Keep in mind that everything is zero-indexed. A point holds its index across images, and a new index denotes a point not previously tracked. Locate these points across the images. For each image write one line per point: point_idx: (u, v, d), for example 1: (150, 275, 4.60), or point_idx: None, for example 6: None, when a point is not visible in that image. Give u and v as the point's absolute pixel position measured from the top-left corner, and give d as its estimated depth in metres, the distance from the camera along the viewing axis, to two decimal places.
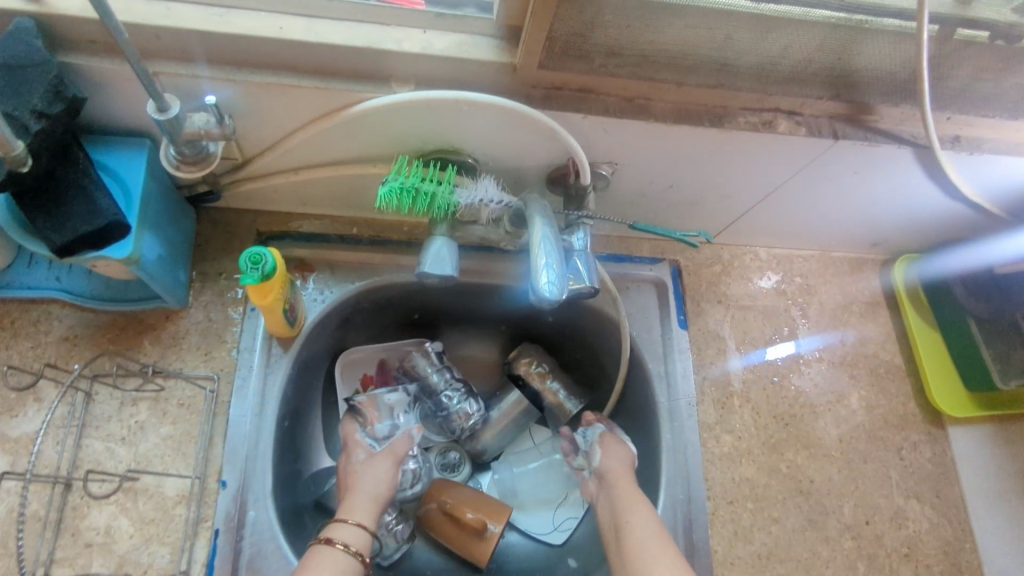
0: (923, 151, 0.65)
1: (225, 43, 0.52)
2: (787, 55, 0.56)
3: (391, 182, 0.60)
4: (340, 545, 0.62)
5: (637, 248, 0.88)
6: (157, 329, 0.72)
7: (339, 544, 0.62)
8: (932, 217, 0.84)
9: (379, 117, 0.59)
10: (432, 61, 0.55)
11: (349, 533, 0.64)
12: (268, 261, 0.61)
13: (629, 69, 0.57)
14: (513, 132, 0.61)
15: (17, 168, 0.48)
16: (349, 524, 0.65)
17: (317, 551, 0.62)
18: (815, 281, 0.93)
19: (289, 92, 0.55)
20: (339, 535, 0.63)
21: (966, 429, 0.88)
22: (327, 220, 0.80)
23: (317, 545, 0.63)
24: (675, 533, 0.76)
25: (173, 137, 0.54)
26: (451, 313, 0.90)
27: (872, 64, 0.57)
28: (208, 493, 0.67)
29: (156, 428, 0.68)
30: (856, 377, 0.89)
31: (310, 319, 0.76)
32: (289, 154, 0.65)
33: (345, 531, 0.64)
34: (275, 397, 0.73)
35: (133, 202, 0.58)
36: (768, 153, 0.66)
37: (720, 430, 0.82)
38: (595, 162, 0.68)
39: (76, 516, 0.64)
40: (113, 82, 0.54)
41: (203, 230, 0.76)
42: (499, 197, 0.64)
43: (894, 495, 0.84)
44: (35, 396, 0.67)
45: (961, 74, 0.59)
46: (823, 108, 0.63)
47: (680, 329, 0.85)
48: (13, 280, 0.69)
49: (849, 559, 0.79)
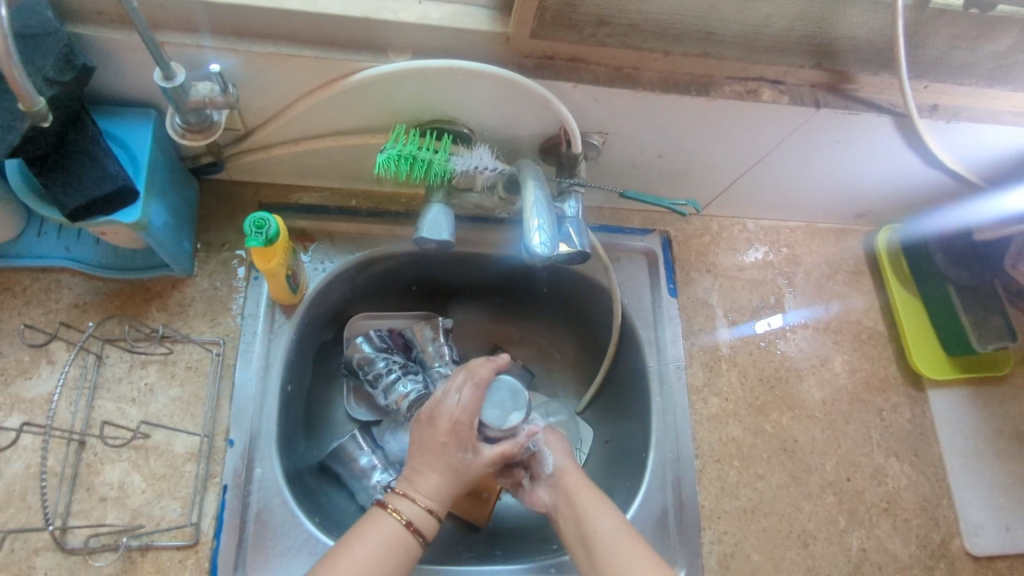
0: (901, 119, 0.68)
1: (228, 14, 0.54)
2: (770, 23, 0.58)
3: (389, 149, 0.63)
4: (396, 515, 0.62)
5: (628, 220, 0.91)
6: (164, 296, 0.74)
7: (393, 512, 0.62)
8: (914, 187, 0.87)
9: (377, 86, 0.61)
10: (428, 30, 0.57)
11: (412, 510, 0.62)
12: (272, 225, 0.63)
13: (618, 38, 0.59)
14: (506, 101, 0.64)
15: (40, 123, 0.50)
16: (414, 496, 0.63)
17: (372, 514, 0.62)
18: (801, 251, 0.96)
19: (290, 62, 0.57)
20: (404, 510, 0.62)
21: (945, 391, 0.92)
22: (327, 193, 0.83)
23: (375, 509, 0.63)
24: (665, 489, 0.80)
25: (178, 106, 0.56)
26: (448, 285, 0.93)
27: (851, 31, 0.60)
28: (216, 452, 0.70)
29: (166, 390, 0.71)
30: (840, 342, 0.92)
31: (312, 287, 0.79)
32: (291, 124, 0.68)
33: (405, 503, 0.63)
34: (280, 360, 0.75)
35: (140, 169, 0.60)
36: (753, 121, 0.69)
37: (707, 392, 0.85)
38: (586, 132, 0.70)
39: (91, 472, 0.67)
40: (121, 53, 0.56)
41: (205, 202, 0.79)
42: (493, 164, 0.67)
43: (874, 453, 0.87)
44: (48, 358, 0.70)
45: (937, 41, 0.61)
46: (805, 77, 0.65)
47: (669, 296, 0.88)
48: (23, 249, 0.71)
49: (831, 513, 0.83)
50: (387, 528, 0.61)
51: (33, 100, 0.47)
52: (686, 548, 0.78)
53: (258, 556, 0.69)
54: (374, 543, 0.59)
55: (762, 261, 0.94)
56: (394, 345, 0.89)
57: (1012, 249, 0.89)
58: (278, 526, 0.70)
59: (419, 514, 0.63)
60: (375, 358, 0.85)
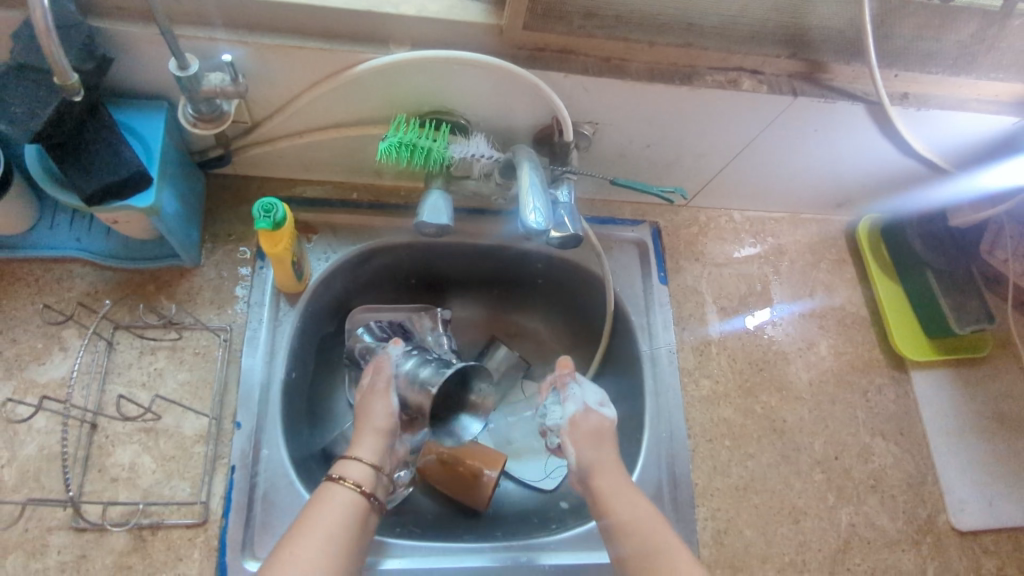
0: (874, 107, 0.72)
1: (239, 8, 0.58)
2: (746, 13, 0.63)
3: (390, 138, 0.66)
4: (353, 486, 0.64)
5: (619, 211, 0.94)
6: (172, 285, 0.77)
7: (347, 483, 0.64)
8: (890, 175, 0.91)
9: (379, 76, 0.65)
10: (426, 23, 0.61)
11: (358, 471, 0.65)
12: (280, 210, 0.67)
13: (605, 29, 0.63)
14: (501, 90, 0.68)
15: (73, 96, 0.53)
16: (358, 460, 0.66)
17: (327, 488, 0.64)
18: (785, 241, 0.99)
19: (297, 54, 0.61)
20: (351, 474, 0.65)
21: (927, 373, 0.95)
22: (329, 187, 0.86)
23: (327, 483, 0.64)
24: (659, 468, 0.83)
25: (192, 94, 0.59)
26: (447, 277, 0.96)
27: (821, 21, 0.64)
28: (224, 434, 0.72)
29: (175, 375, 0.73)
30: (825, 327, 0.95)
31: (315, 276, 0.81)
32: (296, 116, 0.71)
33: (353, 469, 0.65)
34: (284, 346, 0.78)
35: (153, 156, 0.64)
36: (735, 110, 0.72)
37: (699, 375, 0.88)
38: (577, 123, 0.74)
39: (103, 454, 0.69)
40: (137, 46, 0.59)
41: (212, 196, 0.82)
42: (489, 152, 0.70)
43: (860, 432, 0.90)
44: (61, 345, 0.72)
45: (904, 31, 0.66)
46: (782, 67, 0.69)
47: (660, 284, 0.91)
48: (36, 241, 0.74)
49: (820, 489, 0.86)
50: (345, 498, 0.63)
51: (67, 75, 0.51)
52: (681, 524, 0.80)
53: (265, 534, 0.70)
54: (334, 514, 0.61)
55: (756, 256, 0.97)
56: (394, 334, 0.89)
57: (987, 236, 0.92)
58: (284, 506, 0.71)
59: (367, 476, 0.66)
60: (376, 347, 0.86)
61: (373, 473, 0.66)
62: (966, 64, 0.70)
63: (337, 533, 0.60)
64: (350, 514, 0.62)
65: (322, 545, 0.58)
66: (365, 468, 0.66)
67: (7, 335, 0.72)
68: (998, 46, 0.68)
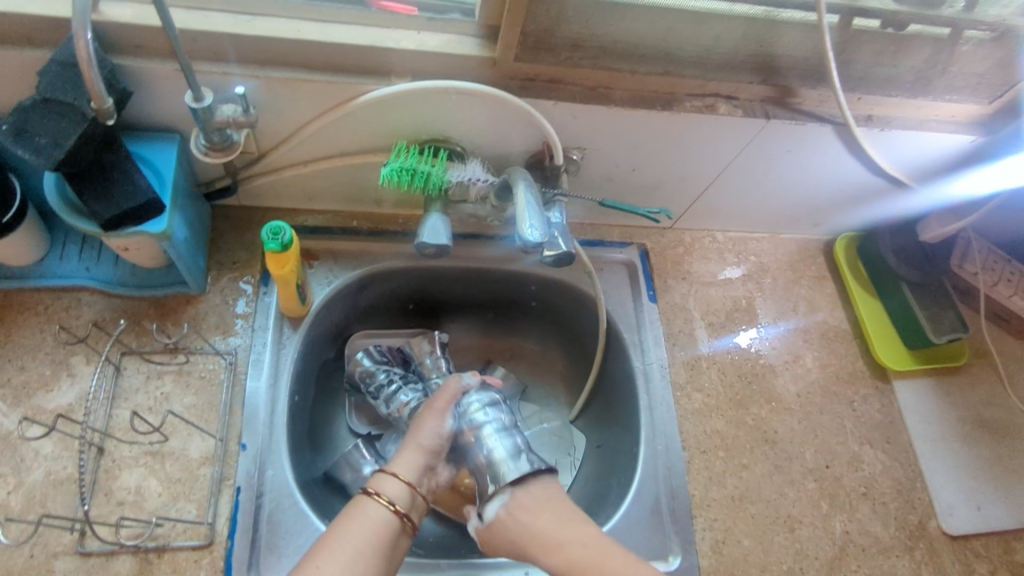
0: (841, 128, 0.77)
1: (253, 46, 0.63)
2: (719, 43, 0.68)
3: (392, 163, 0.71)
4: (386, 504, 0.63)
5: (608, 234, 0.99)
6: (178, 311, 0.79)
7: (380, 498, 0.64)
8: (861, 194, 0.97)
9: (381, 106, 0.70)
10: (425, 56, 0.66)
11: (394, 488, 0.65)
12: (287, 232, 0.71)
13: (590, 60, 0.69)
14: (495, 117, 0.73)
15: (103, 121, 0.55)
16: (394, 477, 0.66)
17: (359, 502, 0.64)
18: (767, 260, 1.04)
19: (304, 87, 0.66)
20: (387, 490, 0.65)
21: (909, 382, 0.98)
22: (330, 215, 0.89)
23: (361, 497, 0.64)
24: (656, 480, 0.84)
25: (205, 125, 0.63)
26: (443, 302, 0.99)
27: (787, 49, 0.70)
28: (230, 455, 0.73)
29: (181, 399, 0.75)
30: (809, 340, 0.99)
31: (318, 301, 0.84)
32: (300, 146, 0.75)
33: (388, 486, 0.65)
34: (288, 369, 0.79)
35: (165, 184, 0.67)
36: (714, 134, 0.78)
37: (691, 389, 0.91)
38: (567, 148, 0.78)
39: (109, 478, 0.70)
40: (155, 80, 0.63)
41: (217, 225, 0.85)
42: (484, 176, 0.74)
43: (849, 441, 0.93)
44: (68, 371, 0.74)
45: (863, 58, 0.72)
46: (755, 92, 0.75)
47: (649, 302, 0.95)
48: (47, 270, 0.77)
49: (813, 498, 0.88)
50: (376, 514, 0.62)
51: (102, 99, 0.53)
52: (680, 535, 0.82)
53: (270, 556, 0.70)
54: (363, 530, 0.60)
55: (738, 276, 1.01)
56: (393, 359, 0.92)
57: (957, 251, 0.98)
58: (289, 527, 0.72)
59: (401, 494, 0.65)
60: (375, 371, 0.89)
61: (408, 491, 0.66)
62: (922, 87, 0.76)
63: (363, 549, 0.59)
64: (377, 531, 0.61)
65: (347, 561, 0.58)
66: (400, 487, 0.65)
67: (16, 363, 0.73)
68: (949, 71, 0.74)
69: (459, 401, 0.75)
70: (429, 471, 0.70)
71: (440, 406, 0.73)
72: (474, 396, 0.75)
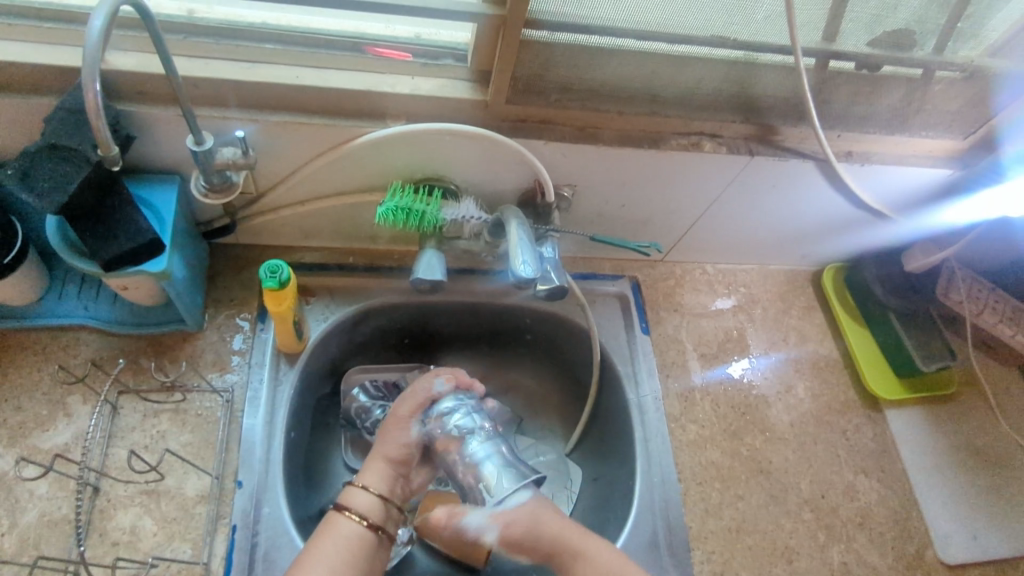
0: (822, 164, 0.80)
1: (252, 91, 0.65)
2: (701, 85, 0.71)
3: (388, 203, 0.73)
4: (357, 518, 0.67)
5: (600, 268, 1.00)
6: (176, 349, 0.80)
7: (350, 513, 0.67)
8: (846, 228, 0.99)
9: (376, 147, 0.72)
10: (419, 99, 0.69)
11: (364, 501, 0.69)
12: (285, 270, 0.73)
13: (579, 102, 0.71)
14: (487, 156, 0.75)
15: (110, 168, 0.54)
16: (365, 491, 0.69)
17: (332, 517, 0.67)
18: (757, 291, 1.06)
19: (301, 129, 0.68)
20: (356, 505, 0.68)
21: (901, 411, 0.99)
22: (326, 253, 0.91)
23: (333, 513, 0.68)
24: (653, 513, 0.84)
25: (206, 168, 0.65)
26: (438, 337, 0.99)
27: (767, 90, 0.73)
28: (226, 493, 0.73)
29: (177, 437, 0.75)
30: (801, 370, 1.00)
31: (314, 337, 0.85)
32: (298, 187, 0.77)
33: (358, 500, 0.69)
34: (286, 404, 0.80)
35: (166, 225, 0.69)
36: (699, 171, 0.80)
37: (685, 420, 0.92)
38: (558, 185, 0.80)
39: (104, 518, 0.69)
40: (158, 125, 0.66)
41: (214, 263, 0.86)
42: (477, 214, 0.76)
43: (844, 471, 0.93)
44: (65, 411, 0.74)
45: (840, 98, 0.75)
46: (738, 131, 0.77)
47: (642, 334, 0.96)
48: (44, 310, 0.77)
49: (810, 529, 0.88)
50: (349, 529, 0.66)
51: (109, 147, 0.53)
52: (678, 569, 0.81)
53: None
54: (340, 546, 0.64)
55: (729, 308, 1.03)
56: (389, 394, 0.93)
57: (941, 281, 1.00)
58: (284, 566, 0.71)
59: (373, 506, 0.69)
60: (371, 407, 0.91)
61: (380, 503, 0.69)
62: (898, 124, 0.79)
63: (339, 565, 0.63)
64: (350, 546, 0.65)
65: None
66: (371, 500, 0.69)
67: (12, 403, 0.74)
68: (923, 108, 0.78)
69: (430, 408, 0.76)
70: (400, 479, 0.73)
71: (407, 410, 0.76)
72: (451, 399, 0.77)
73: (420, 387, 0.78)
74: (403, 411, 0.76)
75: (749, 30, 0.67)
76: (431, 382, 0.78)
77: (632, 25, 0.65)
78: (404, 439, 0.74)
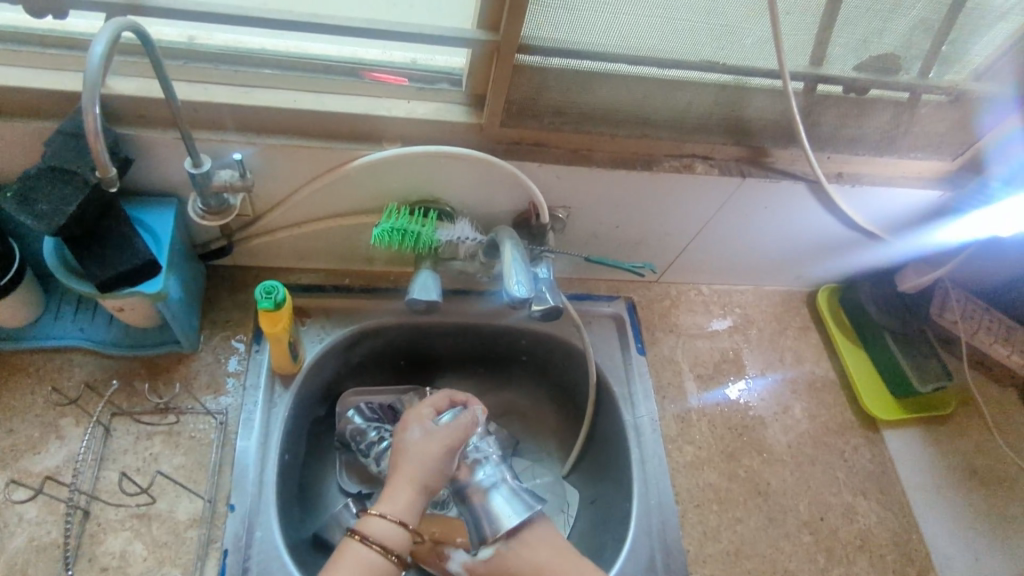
0: (814, 185, 0.81)
1: (251, 115, 0.66)
2: (692, 108, 0.73)
3: (383, 224, 0.73)
4: (378, 547, 0.64)
5: (595, 289, 1.01)
6: (170, 370, 0.79)
7: (371, 542, 0.64)
8: (840, 248, 0.99)
9: (372, 169, 0.73)
10: (415, 122, 0.70)
11: (384, 528, 0.65)
12: (280, 291, 0.73)
13: (572, 125, 0.73)
14: (481, 178, 0.76)
15: (106, 188, 0.53)
16: (386, 518, 0.66)
17: (348, 545, 0.64)
18: (753, 311, 1.06)
19: (298, 152, 0.69)
20: (374, 533, 0.65)
21: (898, 431, 0.99)
22: (322, 274, 0.91)
23: (348, 539, 0.64)
24: (651, 537, 0.83)
25: (203, 190, 0.65)
26: (434, 359, 0.99)
27: (757, 113, 0.74)
28: (218, 517, 0.72)
29: (170, 459, 0.74)
30: (798, 392, 1.00)
31: (309, 358, 0.84)
32: (295, 209, 0.78)
33: (379, 528, 0.65)
34: (279, 427, 0.79)
35: (163, 247, 0.69)
36: (692, 193, 0.81)
37: (682, 441, 0.91)
38: (552, 207, 0.81)
39: (94, 542, 0.68)
40: (157, 148, 0.67)
41: (211, 285, 0.87)
42: (472, 235, 0.77)
43: (843, 492, 0.92)
44: (57, 433, 0.74)
45: (829, 121, 0.76)
46: (729, 153, 0.79)
47: (638, 355, 0.96)
48: (39, 331, 0.77)
49: (809, 552, 0.87)
50: (367, 556, 0.63)
51: (107, 168, 0.52)
52: None
53: None
54: (357, 571, 0.62)
55: (725, 328, 1.03)
56: (385, 416, 0.93)
57: (935, 301, 1.02)
58: None
59: (393, 534, 0.65)
60: (367, 429, 0.90)
61: (403, 534, 0.66)
62: (887, 146, 0.80)
63: None
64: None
65: None
66: (393, 526, 0.66)
67: (4, 426, 0.73)
68: (912, 130, 0.79)
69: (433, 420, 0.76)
70: (425, 507, 0.70)
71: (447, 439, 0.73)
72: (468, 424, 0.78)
73: (469, 415, 0.76)
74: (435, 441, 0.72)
75: (738, 55, 0.68)
76: (475, 411, 0.77)
77: (623, 50, 0.66)
78: (423, 461, 0.71)
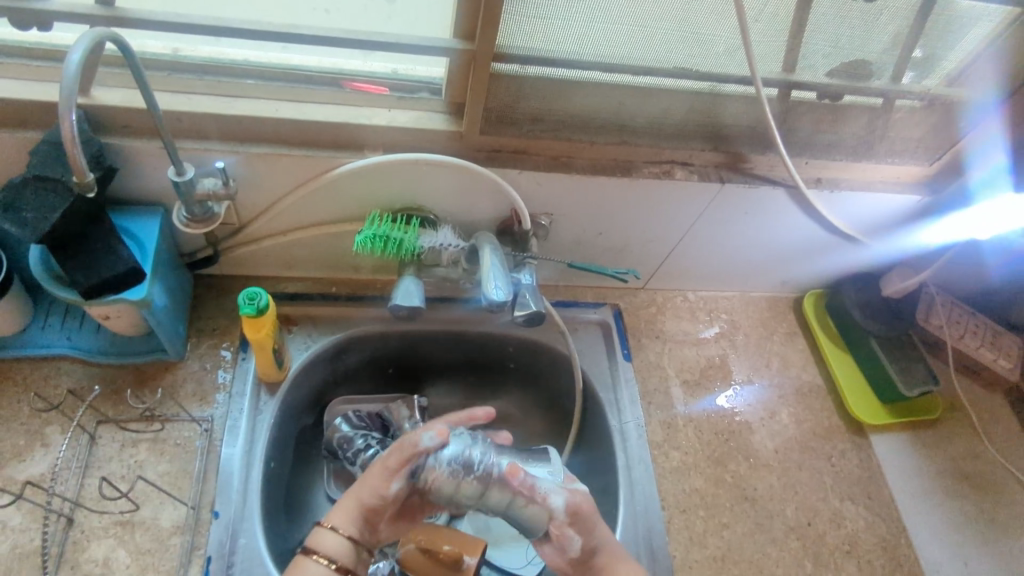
0: (792, 190, 0.82)
1: (234, 124, 0.68)
2: (669, 114, 0.74)
3: (366, 231, 0.74)
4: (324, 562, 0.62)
5: (582, 296, 1.01)
6: (157, 378, 0.80)
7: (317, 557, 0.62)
8: (823, 254, 1.00)
9: (355, 177, 0.74)
10: (396, 131, 0.71)
11: (332, 542, 0.63)
12: (263, 298, 0.74)
13: (550, 132, 0.74)
14: (463, 186, 0.77)
15: (85, 194, 0.54)
16: (335, 532, 0.63)
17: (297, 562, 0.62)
18: (739, 317, 1.06)
19: (281, 160, 0.70)
20: (322, 546, 0.63)
21: (886, 436, 0.99)
22: (309, 283, 0.92)
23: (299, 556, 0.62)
24: (637, 542, 0.83)
25: (186, 198, 0.66)
26: (422, 367, 0.99)
27: (732, 119, 0.76)
28: (202, 523, 0.72)
29: (154, 466, 0.75)
30: (785, 397, 1.00)
31: (295, 365, 0.85)
32: (280, 218, 0.79)
33: (326, 539, 0.63)
34: (265, 435, 0.79)
35: (148, 254, 0.70)
36: (672, 200, 0.82)
37: (668, 447, 0.91)
38: (535, 214, 0.82)
39: (77, 550, 0.69)
40: (143, 158, 0.68)
41: (198, 295, 0.87)
42: (455, 241, 0.78)
43: (830, 498, 0.92)
44: (43, 441, 0.74)
45: (804, 126, 0.77)
46: (707, 159, 0.80)
47: (624, 361, 0.96)
48: (28, 340, 0.78)
49: (796, 557, 0.87)
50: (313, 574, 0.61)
51: (85, 173, 0.53)
52: None
53: None
54: None
55: (711, 335, 1.03)
56: (371, 425, 0.92)
57: (921, 305, 1.02)
58: None
59: (342, 547, 0.63)
60: (354, 437, 0.89)
61: (351, 546, 0.64)
62: (865, 150, 0.82)
63: None
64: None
65: None
66: (340, 540, 0.63)
67: None
68: (887, 135, 0.81)
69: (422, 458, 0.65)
70: (371, 525, 0.66)
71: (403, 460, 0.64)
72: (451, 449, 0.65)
73: (408, 435, 0.65)
74: (390, 463, 0.64)
75: (710, 62, 0.69)
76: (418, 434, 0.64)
77: (599, 58, 0.68)
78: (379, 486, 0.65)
